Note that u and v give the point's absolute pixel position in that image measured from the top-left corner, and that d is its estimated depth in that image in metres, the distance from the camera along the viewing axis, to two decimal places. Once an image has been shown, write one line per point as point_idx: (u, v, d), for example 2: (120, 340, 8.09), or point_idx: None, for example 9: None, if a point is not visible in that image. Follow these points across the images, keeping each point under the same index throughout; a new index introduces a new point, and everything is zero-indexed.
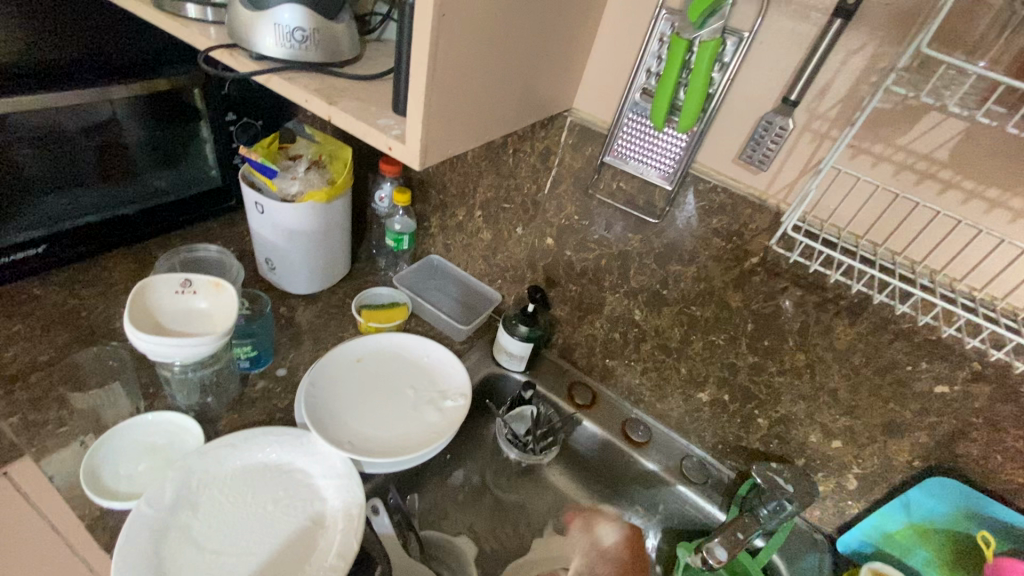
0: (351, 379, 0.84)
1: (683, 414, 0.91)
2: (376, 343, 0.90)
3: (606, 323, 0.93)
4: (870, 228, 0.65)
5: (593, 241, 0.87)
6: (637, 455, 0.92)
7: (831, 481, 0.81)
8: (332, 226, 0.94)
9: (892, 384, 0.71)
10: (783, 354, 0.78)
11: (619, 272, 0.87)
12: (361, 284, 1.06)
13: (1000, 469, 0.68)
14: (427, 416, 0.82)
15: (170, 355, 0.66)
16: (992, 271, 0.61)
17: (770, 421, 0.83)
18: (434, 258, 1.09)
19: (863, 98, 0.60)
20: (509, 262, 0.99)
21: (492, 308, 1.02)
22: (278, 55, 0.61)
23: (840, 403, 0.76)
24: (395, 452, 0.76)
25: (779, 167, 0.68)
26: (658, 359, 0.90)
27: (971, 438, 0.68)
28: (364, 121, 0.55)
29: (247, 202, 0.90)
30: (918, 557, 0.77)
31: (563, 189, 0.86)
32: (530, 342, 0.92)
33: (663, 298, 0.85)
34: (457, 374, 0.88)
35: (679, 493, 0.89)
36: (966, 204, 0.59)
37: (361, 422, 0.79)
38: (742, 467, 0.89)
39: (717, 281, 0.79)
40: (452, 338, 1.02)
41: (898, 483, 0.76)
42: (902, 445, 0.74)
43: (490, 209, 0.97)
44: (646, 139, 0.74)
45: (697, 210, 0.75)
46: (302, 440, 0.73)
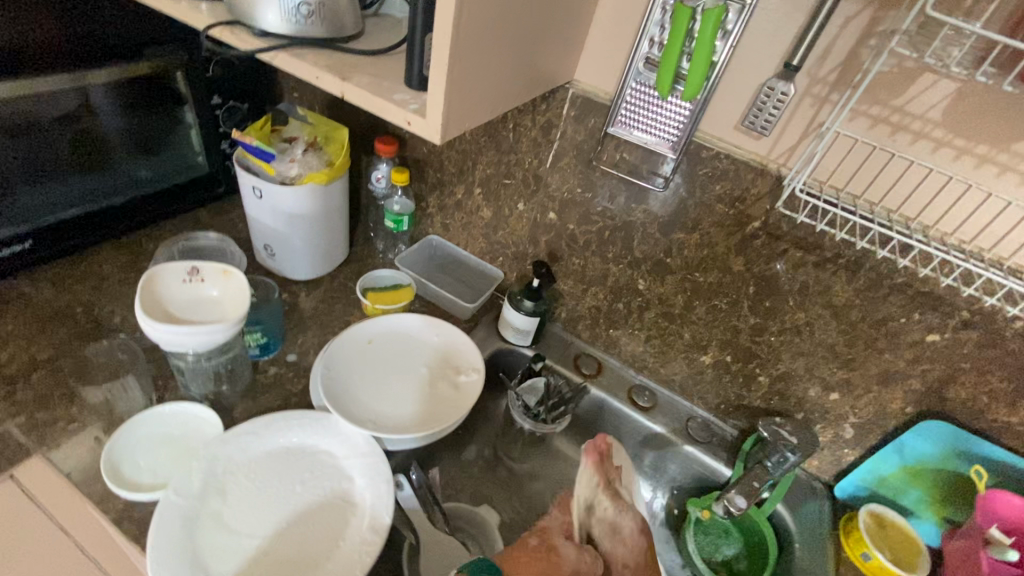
0: (364, 361, 0.85)
1: (686, 377, 0.95)
2: (385, 324, 0.90)
3: (609, 293, 0.95)
4: (867, 188, 0.68)
5: (596, 213, 0.89)
6: (645, 419, 0.95)
7: (829, 432, 0.86)
8: (332, 208, 0.93)
9: (886, 336, 0.75)
10: (782, 314, 0.81)
11: (622, 243, 0.89)
12: (361, 268, 1.06)
13: (986, 409, 0.73)
14: (444, 392, 0.83)
15: (185, 344, 0.65)
16: (981, 223, 0.64)
17: (771, 378, 0.87)
18: (433, 237, 1.09)
19: (863, 62, 0.62)
20: (510, 238, 1.00)
21: (495, 284, 1.03)
22: (282, 31, 0.59)
23: (838, 356, 0.80)
24: (416, 429, 0.77)
25: (780, 132, 0.70)
26: (662, 326, 0.92)
27: (959, 383, 0.73)
28: (380, 97, 0.54)
29: (244, 186, 0.88)
30: (910, 498, 0.83)
31: (565, 162, 0.87)
32: (537, 316, 0.94)
33: (667, 266, 0.87)
34: (469, 350, 0.88)
35: (690, 454, 0.93)
36: (957, 161, 0.62)
37: (380, 402, 0.80)
38: (745, 424, 0.93)
39: (719, 247, 0.81)
40: (456, 316, 1.02)
41: (892, 429, 0.81)
42: (895, 394, 0.78)
43: (491, 186, 0.96)
44: (650, 108, 0.75)
45: (700, 178, 0.77)
46: (324, 422, 0.73)
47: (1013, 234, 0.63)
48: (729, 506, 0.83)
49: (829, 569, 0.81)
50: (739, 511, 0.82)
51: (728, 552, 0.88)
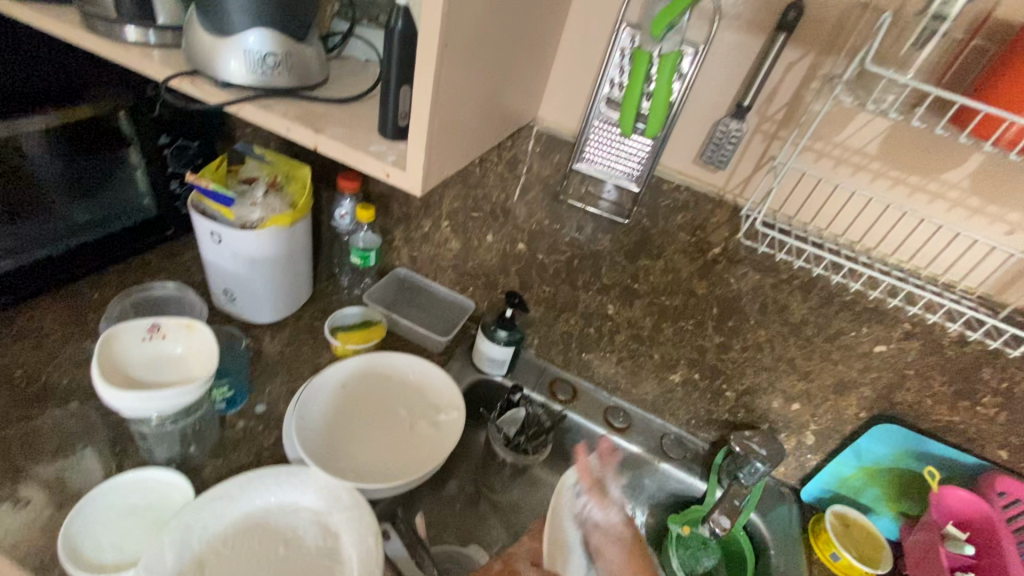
0: (339, 407, 0.82)
1: (657, 396, 0.98)
2: (359, 366, 0.88)
3: (581, 319, 0.97)
4: (815, 215, 0.74)
5: (565, 243, 0.91)
6: (623, 440, 0.97)
7: (793, 439, 0.91)
8: (296, 249, 0.90)
9: (840, 349, 0.81)
10: (745, 332, 0.86)
11: (591, 271, 0.91)
12: (327, 306, 1.03)
13: (930, 411, 0.80)
14: (424, 433, 0.82)
15: (147, 410, 0.61)
16: (916, 245, 0.71)
17: (737, 393, 0.92)
18: (400, 271, 1.07)
19: (806, 102, 0.67)
20: (480, 269, 1.00)
21: (467, 315, 1.03)
22: (248, 83, 0.58)
23: (797, 369, 0.85)
24: (400, 475, 0.76)
25: (735, 165, 0.75)
26: (632, 348, 0.95)
27: (905, 388, 0.80)
28: (356, 149, 0.54)
29: (201, 232, 0.85)
30: (869, 495, 0.90)
31: (532, 196, 0.89)
32: (511, 346, 0.94)
33: (635, 292, 0.90)
34: (446, 387, 0.87)
35: (665, 471, 0.96)
36: (892, 190, 0.69)
37: (360, 449, 0.78)
38: (715, 438, 0.97)
39: (683, 272, 0.85)
40: (429, 350, 1.01)
41: (849, 434, 0.87)
42: (850, 401, 0.84)
43: (458, 218, 0.97)
44: (614, 144, 0.78)
45: (663, 209, 0.81)
46: (302, 477, 0.69)
47: (941, 253, 0.70)
48: (715, 527, 0.89)
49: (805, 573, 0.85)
50: (723, 531, 0.88)
51: (708, 564, 0.90)
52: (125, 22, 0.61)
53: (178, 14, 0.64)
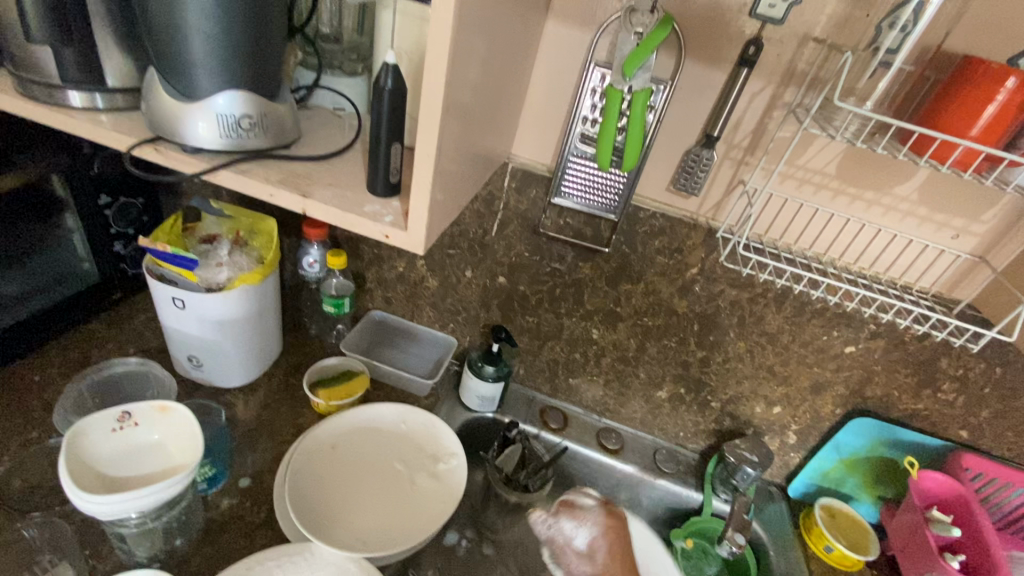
0: (333, 470, 0.78)
1: (646, 413, 0.99)
2: (346, 423, 0.84)
3: (566, 345, 0.97)
4: (783, 232, 0.79)
5: (546, 273, 0.91)
6: (618, 462, 0.97)
7: (777, 440, 0.95)
8: (266, 305, 0.85)
9: (814, 352, 0.85)
10: (726, 345, 0.89)
11: (574, 298, 0.92)
12: (300, 360, 0.97)
13: (898, 401, 0.86)
14: (424, 485, 0.79)
15: (128, 511, 0.55)
16: (875, 252, 0.77)
17: (721, 402, 0.94)
18: (375, 314, 1.03)
19: (769, 128, 0.72)
20: (461, 305, 0.98)
21: (450, 352, 1.01)
22: (220, 147, 0.55)
23: (776, 375, 0.89)
24: (407, 535, 0.72)
25: (706, 191, 0.79)
26: (618, 369, 0.96)
27: (874, 382, 0.85)
28: (351, 211, 0.52)
29: (161, 298, 0.78)
30: (850, 485, 0.95)
31: (511, 231, 0.89)
32: (501, 380, 0.93)
33: (618, 315, 0.91)
34: (441, 434, 0.84)
35: (662, 487, 0.97)
36: (850, 206, 0.75)
37: (360, 514, 0.74)
38: (704, 447, 1.00)
39: (664, 292, 0.87)
40: (415, 394, 0.98)
41: (827, 430, 0.92)
42: (826, 399, 0.89)
43: (434, 257, 0.95)
44: (591, 176, 0.80)
45: (640, 235, 0.84)
46: (309, 555, 0.66)
47: (896, 258, 0.77)
48: (731, 545, 0.84)
49: (804, 566, 0.87)
50: (740, 548, 0.84)
51: (711, 571, 0.90)
52: (69, 86, 0.58)
53: (129, 76, 0.60)
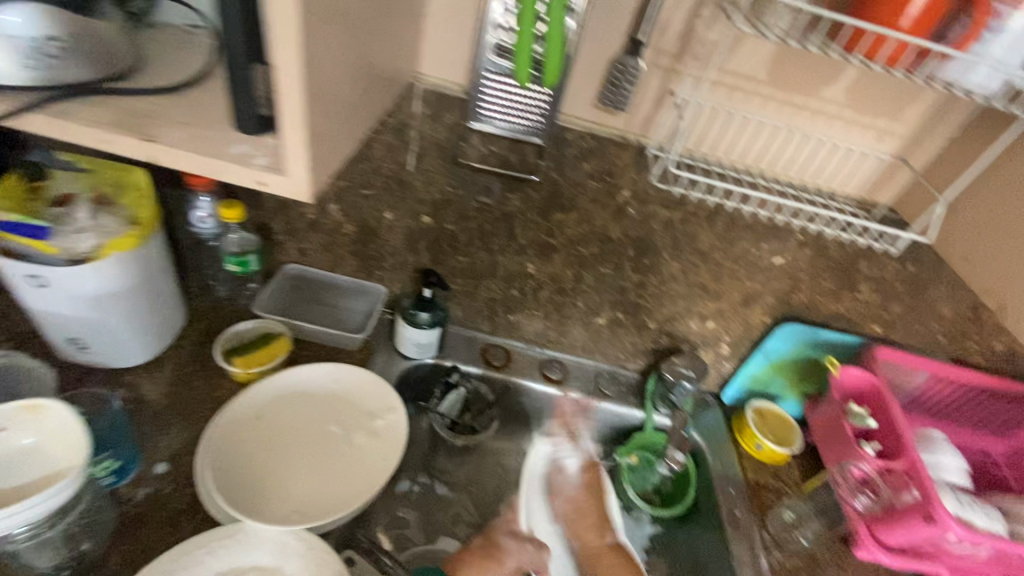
0: (258, 443, 0.72)
1: (587, 340, 0.95)
2: (269, 390, 0.77)
3: (502, 281, 0.89)
4: (719, 145, 0.83)
5: (473, 209, 0.85)
6: (561, 393, 0.95)
7: (711, 352, 0.94)
8: (153, 271, 0.74)
9: (745, 267, 0.85)
10: (660, 268, 0.86)
11: (505, 232, 0.86)
12: (210, 326, 0.87)
13: (819, 303, 0.86)
14: (363, 444, 0.75)
15: (9, 529, 0.48)
16: (805, 159, 0.82)
17: (658, 322, 0.92)
18: (289, 267, 0.93)
19: (694, 32, 0.73)
20: (385, 250, 0.89)
21: (380, 301, 0.93)
22: (26, 81, 0.46)
23: (708, 291, 0.87)
24: (348, 499, 0.69)
25: (635, 105, 0.82)
26: (557, 301, 0.91)
27: (801, 290, 0.85)
28: (215, 156, 0.45)
29: (12, 276, 0.65)
30: (776, 385, 0.96)
31: (429, 163, 0.86)
32: (437, 326, 0.88)
33: (552, 246, 0.86)
34: (375, 388, 0.79)
35: (605, 410, 0.96)
36: (772, 110, 0.78)
37: (297, 483, 0.70)
38: (644, 365, 0.97)
39: (598, 219, 0.85)
40: (345, 348, 0.91)
41: (756, 338, 0.91)
42: (755, 310, 0.88)
43: (346, 199, 0.84)
44: (510, 95, 0.83)
45: (570, 158, 0.87)
46: (241, 535, 0.62)
47: (819, 162, 0.83)
48: (671, 463, 0.91)
49: (738, 469, 0.90)
50: (680, 464, 0.90)
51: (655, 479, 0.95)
52: None
53: None
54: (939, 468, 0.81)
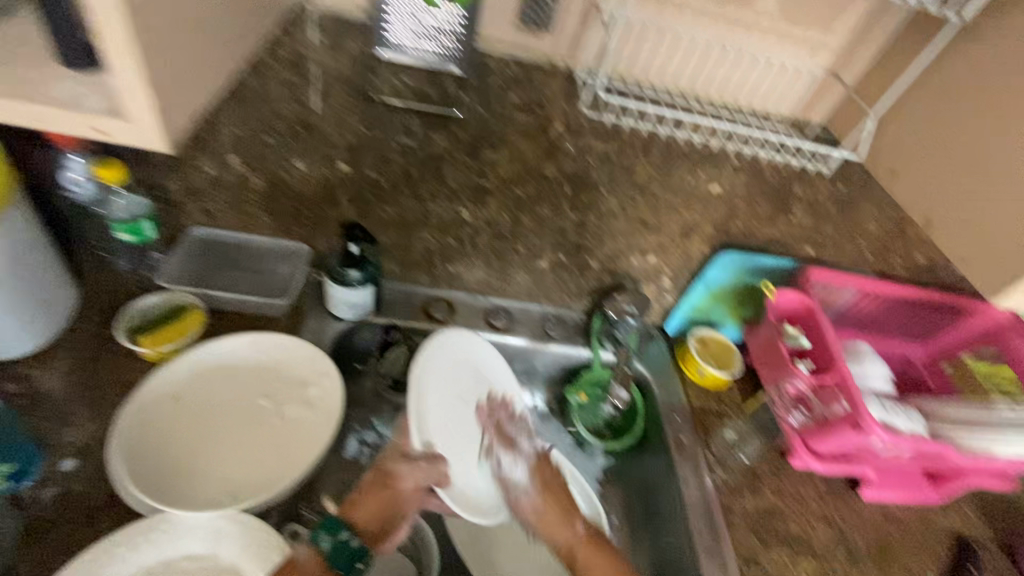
0: (180, 426, 0.67)
1: (530, 286, 0.93)
2: (185, 367, 0.70)
3: (436, 231, 0.85)
4: (650, 69, 0.81)
5: (395, 151, 0.78)
6: (507, 339, 0.93)
7: (653, 287, 0.93)
8: (19, 249, 0.64)
9: (682, 197, 0.83)
10: (600, 204, 0.83)
11: (433, 176, 0.79)
12: (110, 304, 0.78)
13: (755, 228, 0.86)
14: (297, 415, 0.70)
15: None
16: (734, 80, 0.82)
17: (600, 261, 0.90)
18: (195, 230, 0.83)
19: None
20: (302, 203, 0.81)
21: (306, 260, 0.85)
22: None
23: (649, 225, 0.85)
24: (285, 473, 0.65)
25: (559, 27, 0.79)
26: (497, 247, 0.87)
27: (738, 217, 0.85)
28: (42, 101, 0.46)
29: None
30: (716, 313, 0.97)
31: (336, 100, 0.77)
32: (369, 284, 0.82)
33: (485, 189, 0.81)
34: (306, 355, 0.74)
35: (552, 352, 0.96)
36: (698, 25, 0.76)
37: (228, 464, 0.65)
38: (588, 304, 0.95)
39: (530, 155, 0.80)
40: (273, 316, 0.84)
41: (697, 267, 0.91)
42: (694, 240, 0.88)
43: (250, 147, 0.75)
44: (418, 17, 0.73)
45: (494, 88, 0.81)
46: (164, 525, 0.57)
47: (750, 81, 0.82)
48: (615, 400, 0.94)
49: (682, 396, 0.92)
50: (623, 401, 0.94)
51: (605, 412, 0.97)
52: None
53: None
54: (865, 378, 0.86)
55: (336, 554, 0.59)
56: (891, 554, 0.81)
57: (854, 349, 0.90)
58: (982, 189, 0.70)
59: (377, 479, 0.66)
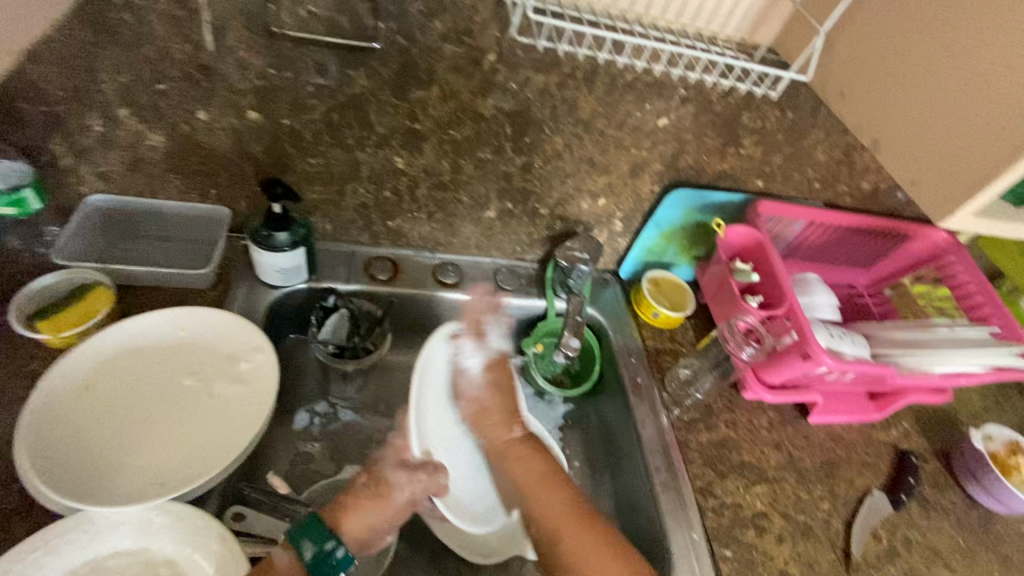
0: (93, 416, 0.60)
1: (479, 237, 0.89)
2: (92, 355, 0.63)
3: (371, 184, 0.78)
4: None
5: (310, 95, 0.68)
6: (458, 296, 0.88)
7: (604, 231, 0.91)
8: None
9: (630, 133, 0.78)
10: (544, 145, 0.78)
11: (358, 122, 0.72)
12: (4, 287, 0.70)
13: (707, 163, 0.83)
14: (228, 393, 0.65)
15: None
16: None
17: (550, 207, 0.86)
18: (92, 199, 0.73)
19: None
20: (214, 161, 0.73)
21: (226, 225, 0.78)
22: None
23: (597, 165, 0.81)
24: (219, 454, 0.60)
25: None
26: (438, 198, 0.82)
27: (687, 152, 0.81)
28: None
29: None
30: (670, 254, 0.96)
31: (233, 37, 0.63)
32: (300, 246, 0.75)
33: (419, 133, 0.74)
34: (233, 329, 0.68)
35: (507, 306, 0.92)
36: None
37: (152, 453, 0.60)
38: (544, 254, 0.93)
39: (463, 94, 0.71)
40: (197, 287, 0.77)
41: (648, 207, 0.88)
42: (643, 180, 0.84)
43: (138, 97, 0.66)
44: None
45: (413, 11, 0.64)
46: (88, 524, 0.53)
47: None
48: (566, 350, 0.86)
49: (637, 339, 0.92)
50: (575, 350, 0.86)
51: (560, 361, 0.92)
52: None
53: None
54: (813, 308, 0.87)
55: (318, 565, 0.53)
56: (836, 472, 0.85)
57: (803, 280, 0.91)
58: (937, 101, 0.63)
59: (368, 486, 0.65)
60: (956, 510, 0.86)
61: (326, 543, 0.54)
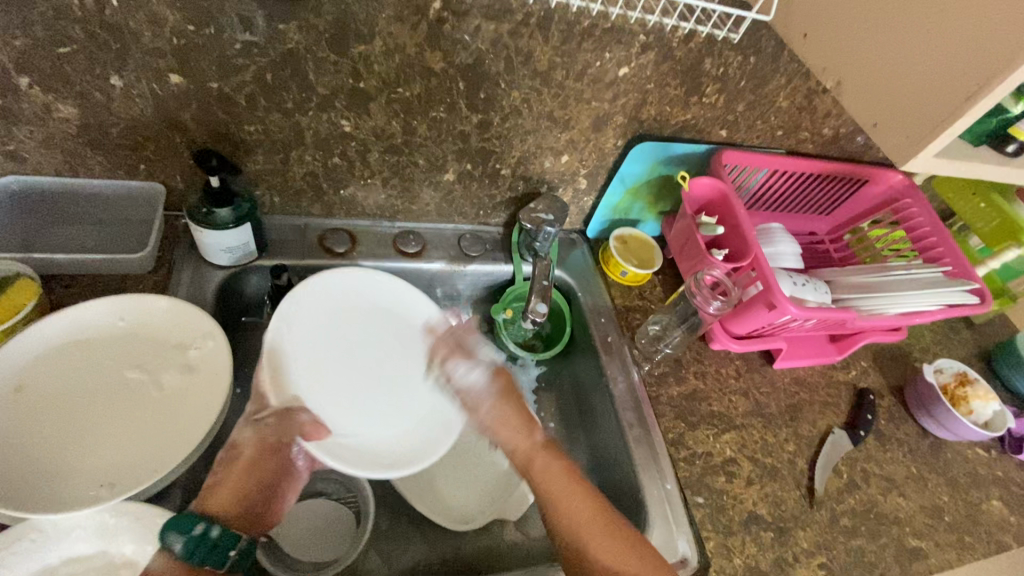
0: (26, 421, 0.55)
1: (440, 202, 0.85)
2: (21, 352, 0.58)
3: (318, 151, 0.73)
4: None
5: (238, 54, 0.62)
6: (423, 264, 0.86)
7: (569, 189, 0.89)
8: None
9: (590, 85, 0.74)
10: (501, 101, 0.73)
11: (296, 82, 0.66)
12: None
13: (671, 114, 0.80)
14: (179, 384, 0.61)
15: None
16: None
17: (512, 167, 0.83)
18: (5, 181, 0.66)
19: None
20: (139, 132, 0.66)
21: (163, 202, 0.72)
22: None
23: (558, 121, 0.78)
24: (174, 448, 0.57)
25: None
26: (392, 162, 0.77)
27: (650, 103, 0.78)
28: None
29: None
30: (636, 210, 0.95)
31: None
32: (246, 222, 0.70)
33: (364, 93, 0.68)
34: (179, 316, 0.64)
35: (472, 272, 0.90)
36: None
37: (101, 450, 0.56)
38: (508, 217, 0.91)
39: (409, 47, 0.65)
40: (138, 272, 0.72)
41: (612, 164, 0.87)
42: (607, 134, 0.82)
43: (36, 63, 0.57)
44: None
45: None
46: (36, 533, 0.51)
47: None
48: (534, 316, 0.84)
49: (607, 298, 0.92)
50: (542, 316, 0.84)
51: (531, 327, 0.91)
52: None
53: None
54: (777, 258, 0.88)
55: (194, 551, 0.50)
56: (800, 415, 0.88)
57: (768, 231, 0.91)
58: (905, 23, 0.60)
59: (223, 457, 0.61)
60: (909, 441, 0.91)
61: (195, 529, 0.51)
